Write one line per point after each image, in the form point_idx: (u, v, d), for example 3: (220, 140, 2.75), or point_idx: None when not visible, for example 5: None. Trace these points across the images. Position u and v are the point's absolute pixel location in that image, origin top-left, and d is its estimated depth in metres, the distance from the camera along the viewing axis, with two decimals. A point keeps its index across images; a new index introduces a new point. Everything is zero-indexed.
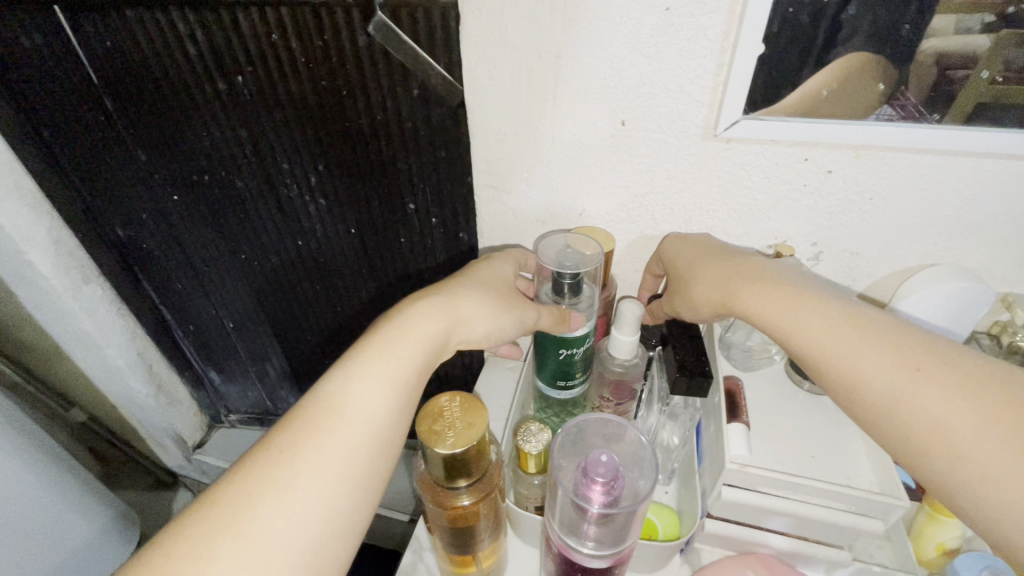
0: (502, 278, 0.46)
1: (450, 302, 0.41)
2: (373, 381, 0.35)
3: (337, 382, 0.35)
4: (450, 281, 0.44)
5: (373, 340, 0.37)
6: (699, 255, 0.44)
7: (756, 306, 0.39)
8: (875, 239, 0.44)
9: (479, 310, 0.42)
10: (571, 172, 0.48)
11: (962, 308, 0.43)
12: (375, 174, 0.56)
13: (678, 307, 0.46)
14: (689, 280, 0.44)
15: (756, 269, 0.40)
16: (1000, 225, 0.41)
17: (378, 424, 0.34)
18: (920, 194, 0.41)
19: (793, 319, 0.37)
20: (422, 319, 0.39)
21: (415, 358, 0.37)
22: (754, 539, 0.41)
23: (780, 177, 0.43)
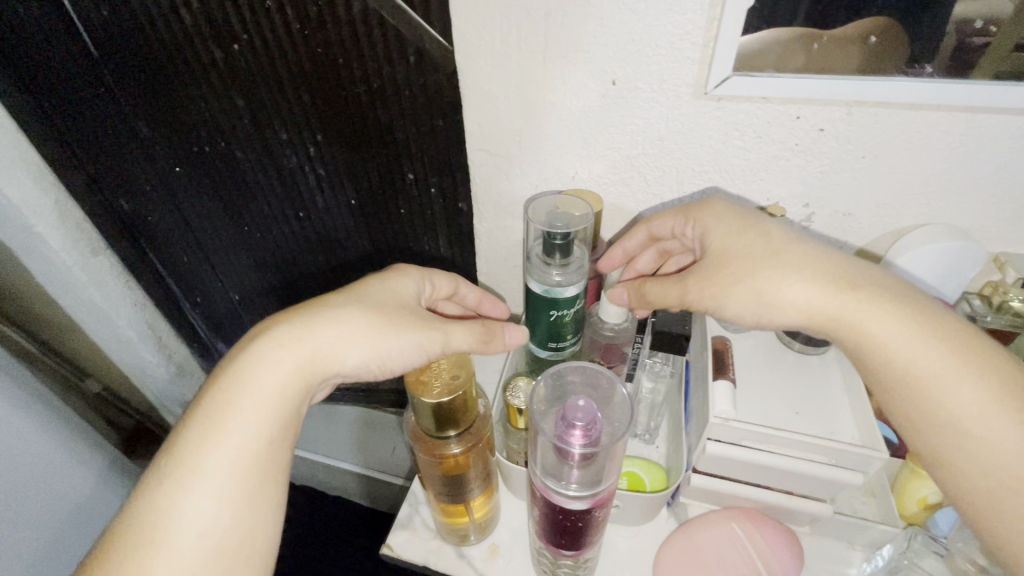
0: (393, 301, 0.40)
1: (303, 333, 0.36)
2: (199, 471, 0.32)
3: (177, 458, 0.32)
4: (314, 303, 0.38)
5: (213, 398, 0.34)
6: (770, 249, 0.38)
7: (885, 331, 0.34)
8: (867, 199, 0.44)
9: (342, 339, 0.36)
10: (563, 135, 0.48)
11: (951, 270, 0.43)
12: (374, 146, 0.56)
13: (729, 296, 0.39)
14: (772, 281, 0.37)
15: (874, 287, 0.36)
16: (994, 181, 0.41)
17: (238, 490, 0.32)
18: (913, 153, 0.40)
19: (945, 373, 0.33)
20: (259, 370, 0.34)
21: (263, 421, 0.34)
22: (737, 493, 0.43)
23: (772, 136, 0.42)
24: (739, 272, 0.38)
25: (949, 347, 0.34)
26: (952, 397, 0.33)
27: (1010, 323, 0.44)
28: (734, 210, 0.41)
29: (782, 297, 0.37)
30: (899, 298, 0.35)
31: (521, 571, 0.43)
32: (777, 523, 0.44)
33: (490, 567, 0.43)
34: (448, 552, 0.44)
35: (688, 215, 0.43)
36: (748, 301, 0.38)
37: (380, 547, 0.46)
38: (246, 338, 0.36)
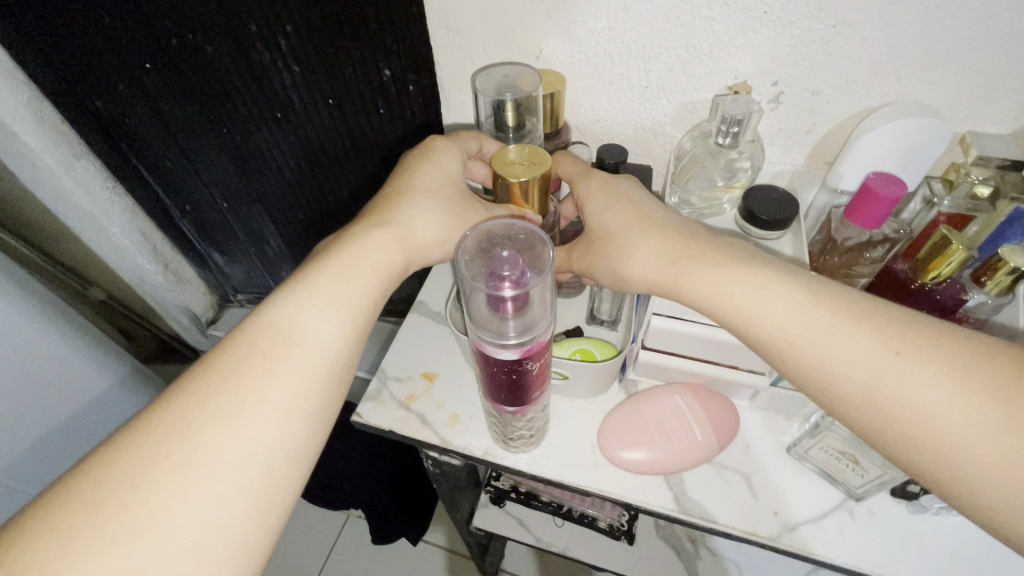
0: (442, 184, 0.44)
1: (406, 226, 0.41)
2: (325, 310, 0.36)
3: (263, 320, 0.36)
4: (380, 203, 0.42)
5: (304, 273, 0.38)
6: (632, 218, 0.40)
7: (712, 294, 0.36)
8: (835, 75, 0.42)
9: (426, 225, 0.42)
10: (525, 8, 0.45)
11: (913, 146, 0.42)
12: (343, 35, 0.54)
13: (620, 253, 0.40)
14: (619, 256, 0.40)
15: (701, 245, 0.38)
16: (972, 52, 0.38)
17: (333, 348, 0.36)
18: (885, 19, 0.38)
19: (752, 301, 0.35)
20: (366, 249, 0.39)
21: (352, 307, 0.37)
22: (682, 367, 0.45)
23: (740, 3, 0.40)
24: (602, 244, 0.41)
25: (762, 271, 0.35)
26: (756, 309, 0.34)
27: (966, 207, 0.42)
28: (613, 183, 0.43)
29: (628, 272, 0.40)
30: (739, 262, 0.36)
31: (481, 436, 0.47)
32: (718, 395, 0.47)
33: (451, 432, 0.47)
34: (412, 420, 0.48)
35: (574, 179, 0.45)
36: (609, 275, 0.41)
37: (352, 415, 0.49)
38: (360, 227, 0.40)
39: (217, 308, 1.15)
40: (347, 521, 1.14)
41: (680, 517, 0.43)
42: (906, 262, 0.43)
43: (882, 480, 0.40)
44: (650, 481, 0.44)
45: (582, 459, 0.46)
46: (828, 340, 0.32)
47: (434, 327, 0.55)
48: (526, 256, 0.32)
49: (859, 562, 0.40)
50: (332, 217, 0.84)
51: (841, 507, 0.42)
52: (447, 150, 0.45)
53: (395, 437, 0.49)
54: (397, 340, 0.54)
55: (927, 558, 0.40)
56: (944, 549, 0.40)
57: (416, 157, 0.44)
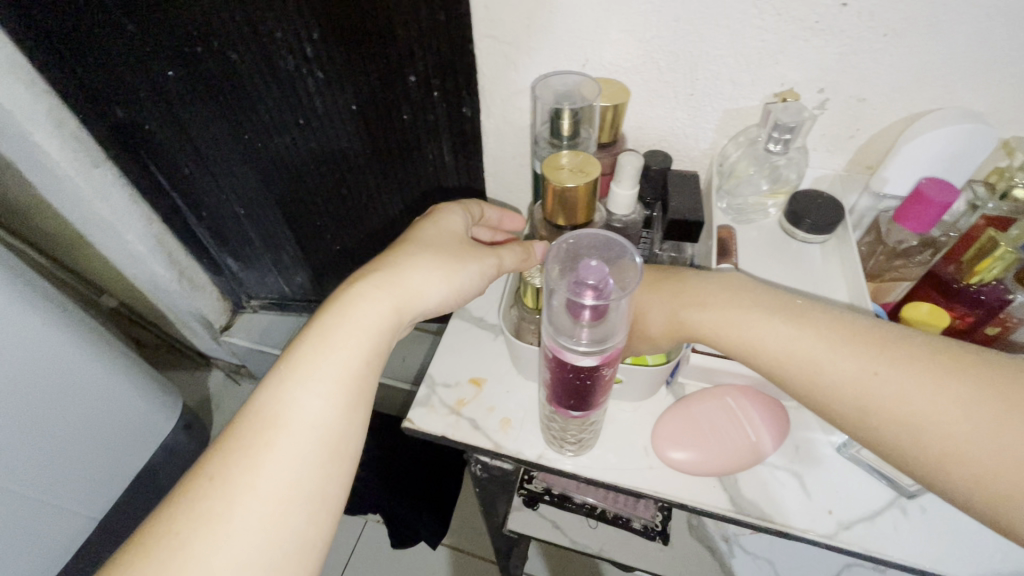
0: (438, 234, 0.45)
1: (397, 277, 0.41)
2: (313, 385, 0.37)
3: (267, 393, 0.37)
4: (381, 260, 0.42)
5: (293, 352, 0.38)
6: (678, 283, 0.40)
7: (775, 340, 0.35)
8: (881, 81, 0.43)
9: (427, 278, 0.41)
10: (572, 16, 0.46)
11: (959, 152, 0.43)
12: (374, 40, 0.54)
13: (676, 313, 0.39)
14: (674, 316, 0.39)
15: (759, 296, 0.37)
16: (1018, 58, 0.39)
17: (323, 428, 0.36)
18: (934, 27, 0.39)
19: (816, 349, 0.34)
20: (360, 306, 0.39)
21: (349, 375, 0.38)
22: (733, 370, 0.46)
23: (790, 12, 0.41)
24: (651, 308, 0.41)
25: (837, 330, 0.34)
26: (828, 368, 0.33)
27: (1006, 210, 0.43)
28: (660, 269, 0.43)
29: (689, 331, 0.39)
30: (792, 310, 0.36)
31: (532, 440, 0.48)
32: (768, 397, 0.47)
33: (503, 437, 0.48)
34: (463, 425, 0.49)
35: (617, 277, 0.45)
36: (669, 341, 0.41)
37: (403, 422, 0.49)
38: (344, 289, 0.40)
39: (230, 315, 1.14)
40: (366, 526, 1.14)
41: (736, 517, 0.43)
42: (951, 265, 0.45)
43: None
44: (704, 482, 0.45)
45: (635, 462, 0.46)
46: (898, 399, 0.31)
47: (477, 333, 0.55)
48: (611, 264, 0.33)
49: (914, 558, 0.41)
50: (354, 223, 0.84)
51: (894, 504, 0.43)
52: (450, 209, 0.48)
53: (446, 443, 0.49)
54: (442, 346, 0.54)
55: (980, 554, 0.41)
56: (997, 544, 0.41)
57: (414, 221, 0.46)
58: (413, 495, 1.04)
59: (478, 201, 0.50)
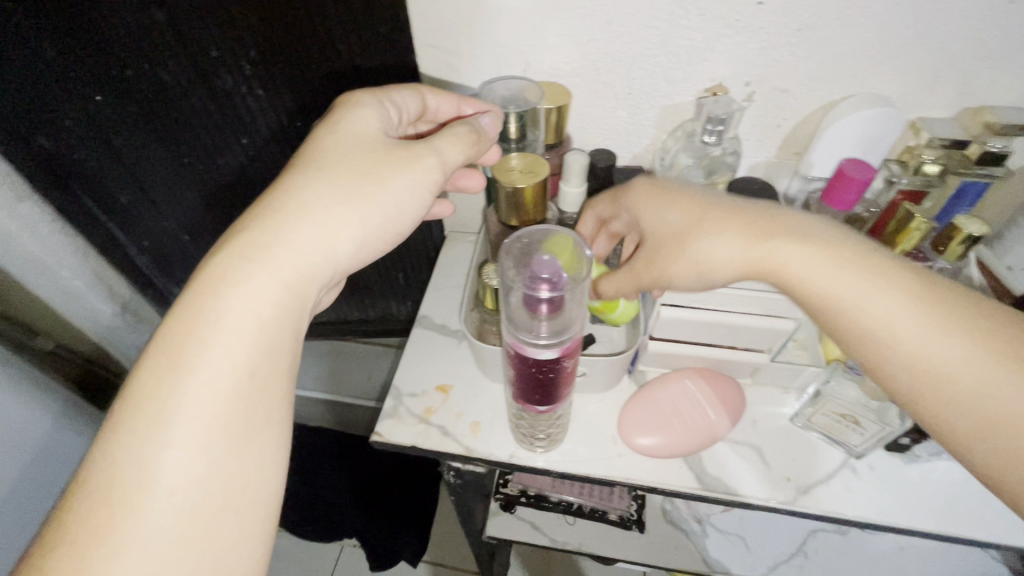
0: (336, 154, 0.36)
1: (275, 235, 0.32)
2: (178, 418, 0.28)
3: (133, 411, 0.28)
4: (254, 214, 0.34)
5: (149, 368, 0.29)
6: (698, 212, 0.38)
7: (812, 271, 0.34)
8: (801, 73, 0.46)
9: (320, 225, 0.34)
10: (510, 23, 0.47)
11: (875, 134, 0.47)
12: (311, 48, 0.53)
13: (705, 254, 0.37)
14: (700, 245, 0.37)
15: (812, 229, 0.36)
16: (916, 47, 0.43)
17: (206, 468, 0.28)
18: (842, 21, 0.42)
19: (852, 285, 0.33)
20: (235, 285, 0.31)
21: (246, 364, 0.30)
22: (689, 353, 0.48)
23: (714, 12, 0.43)
24: (674, 245, 0.39)
25: (871, 265, 0.33)
26: (874, 312, 0.33)
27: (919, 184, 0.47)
28: (657, 185, 0.41)
29: (717, 260, 0.37)
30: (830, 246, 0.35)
31: (503, 441, 0.48)
32: (724, 376, 0.49)
33: (474, 440, 0.48)
34: (433, 433, 0.48)
35: (615, 198, 0.44)
36: (690, 273, 0.38)
37: (371, 436, 0.49)
38: (210, 263, 0.32)
39: None
40: (342, 553, 1.10)
41: (704, 494, 0.45)
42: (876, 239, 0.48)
43: (880, 436, 0.44)
44: (672, 465, 0.46)
45: (605, 452, 0.47)
46: (936, 351, 0.31)
47: (440, 340, 0.55)
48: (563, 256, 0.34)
49: (868, 514, 0.44)
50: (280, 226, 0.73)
51: (845, 466, 0.46)
52: (364, 106, 0.40)
53: (416, 453, 0.48)
54: (406, 356, 0.54)
55: (923, 502, 0.44)
56: (939, 491, 0.44)
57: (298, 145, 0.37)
58: (389, 514, 1.02)
59: (420, 84, 0.44)
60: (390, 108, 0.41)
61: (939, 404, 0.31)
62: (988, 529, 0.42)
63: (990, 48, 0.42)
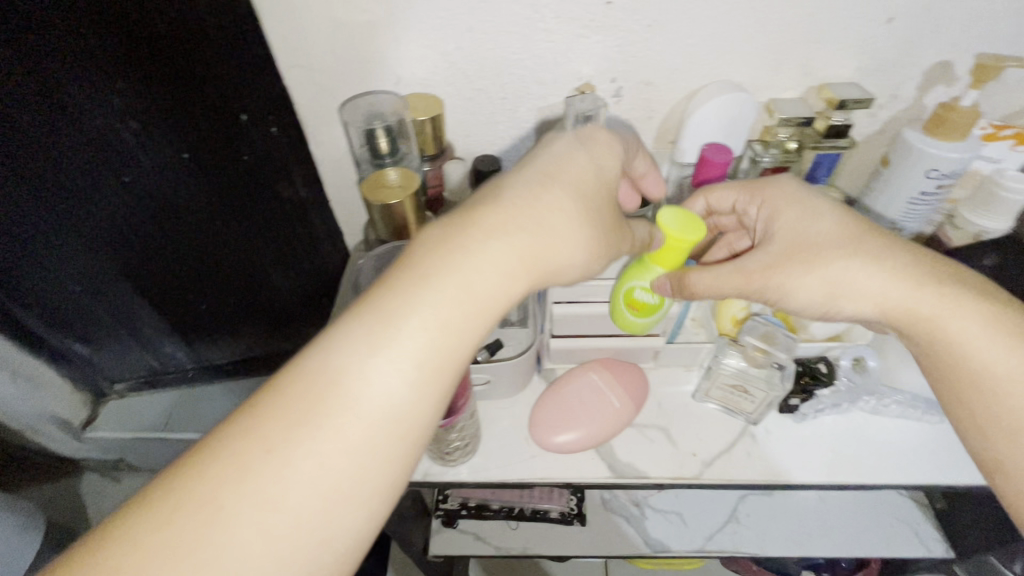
0: (532, 184, 0.35)
1: (461, 259, 0.30)
2: (313, 457, 0.26)
3: (219, 460, 0.25)
4: (406, 261, 0.30)
5: (295, 393, 0.27)
6: (844, 234, 0.38)
7: (946, 311, 0.36)
8: (660, 66, 0.48)
9: (504, 269, 0.31)
10: (375, 38, 0.47)
11: (733, 118, 0.49)
12: (197, 71, 0.46)
13: (787, 286, 0.39)
14: (837, 274, 0.38)
15: (934, 271, 0.37)
16: (757, 34, 0.46)
17: (305, 523, 0.25)
18: (687, 15, 0.45)
19: (946, 315, 0.35)
20: (410, 311, 0.28)
21: (359, 457, 0.26)
22: (590, 346, 0.49)
23: (569, 14, 0.44)
24: (807, 258, 0.38)
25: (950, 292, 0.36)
26: (950, 329, 0.35)
27: (782, 159, 0.51)
28: (800, 194, 0.41)
29: (828, 283, 0.38)
30: (928, 269, 0.37)
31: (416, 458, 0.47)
32: (626, 364, 0.51)
33: None
34: None
35: (755, 189, 0.43)
36: (817, 290, 0.38)
37: None
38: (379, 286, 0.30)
39: None
40: None
41: (617, 482, 0.46)
42: None
43: (768, 401, 0.46)
44: (585, 457, 0.47)
45: (521, 455, 0.48)
46: (999, 375, 0.34)
47: None
48: None
49: (769, 476, 0.46)
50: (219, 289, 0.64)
51: (745, 433, 0.48)
52: (573, 146, 0.38)
53: None
54: None
55: (815, 456, 0.47)
56: (830, 445, 0.47)
57: (541, 163, 0.37)
58: None
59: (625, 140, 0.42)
60: (589, 138, 0.40)
61: (978, 411, 0.35)
62: (871, 472, 0.46)
63: (819, 30, 0.46)
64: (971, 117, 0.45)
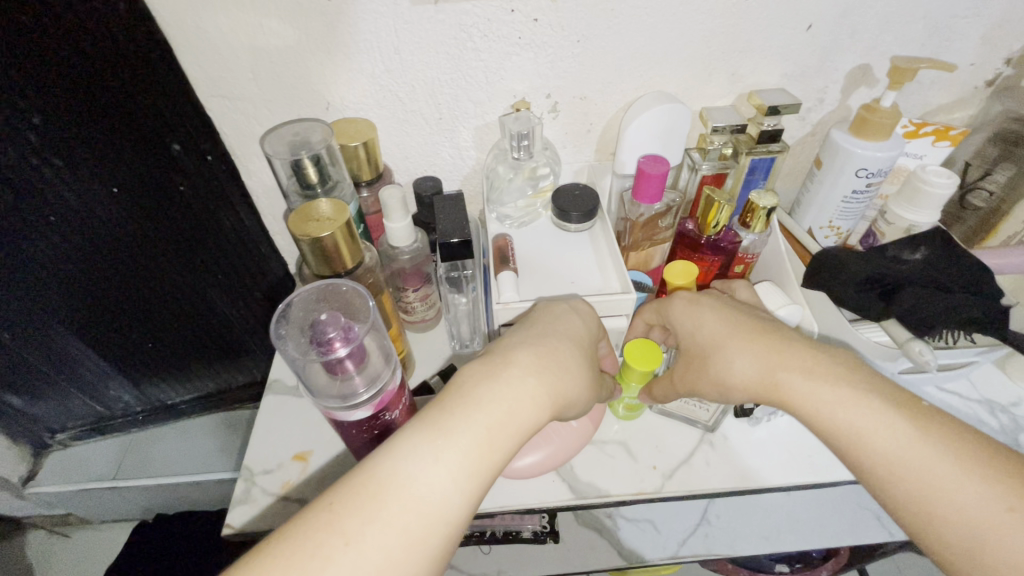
0: (556, 320, 0.37)
1: (502, 386, 0.32)
2: (375, 556, 0.26)
3: (285, 548, 0.25)
4: (460, 377, 0.32)
5: (368, 492, 0.27)
6: (723, 332, 0.39)
7: (819, 396, 0.35)
8: (593, 81, 0.48)
9: (535, 405, 0.32)
10: (300, 66, 0.45)
11: (669, 129, 0.50)
12: (122, 103, 0.44)
13: (696, 389, 0.42)
14: (721, 375, 0.39)
15: (793, 357, 0.37)
16: (685, 46, 0.47)
17: None
18: (614, 30, 0.45)
19: (821, 393, 0.35)
20: (463, 431, 0.30)
21: (415, 568, 0.27)
22: None
23: (495, 33, 0.44)
24: (700, 361, 0.40)
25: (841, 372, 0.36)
26: (817, 400, 0.35)
27: (719, 166, 0.51)
28: (694, 300, 0.42)
29: (724, 381, 0.39)
30: (813, 355, 0.37)
31: None
32: None
33: None
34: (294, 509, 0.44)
35: (658, 307, 0.45)
36: (711, 388, 0.40)
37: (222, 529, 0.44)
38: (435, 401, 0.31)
39: None
40: None
41: (578, 503, 0.45)
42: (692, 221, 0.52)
43: (721, 407, 0.46)
44: (545, 480, 0.46)
45: None
46: (866, 436, 0.33)
47: (292, 403, 0.51)
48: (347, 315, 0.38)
49: (728, 482, 0.46)
50: (156, 323, 0.61)
51: (703, 441, 0.48)
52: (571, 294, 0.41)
53: None
54: (257, 431, 0.49)
55: (771, 459, 0.47)
56: (785, 446, 0.48)
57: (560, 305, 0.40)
58: None
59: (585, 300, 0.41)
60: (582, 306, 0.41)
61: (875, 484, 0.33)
62: (825, 470, 0.46)
63: (744, 40, 0.46)
64: (893, 119, 0.47)
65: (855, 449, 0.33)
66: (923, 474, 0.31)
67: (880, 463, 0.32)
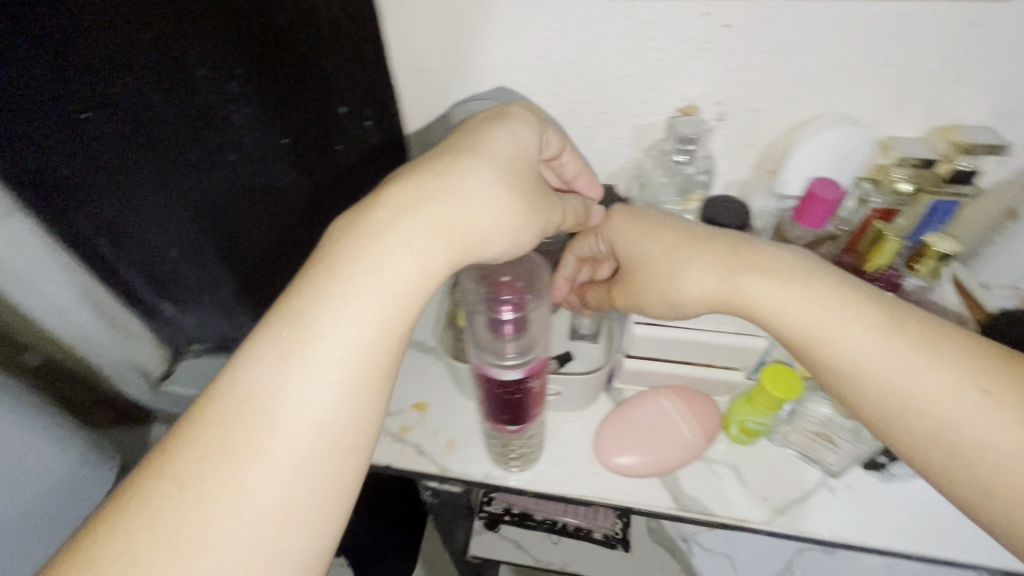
0: (477, 162, 0.34)
1: (384, 247, 0.31)
2: (265, 446, 0.27)
3: (177, 460, 0.27)
4: (324, 247, 0.31)
5: (230, 401, 0.28)
6: (703, 242, 0.39)
7: (835, 327, 0.34)
8: (771, 94, 0.47)
9: (435, 245, 0.32)
10: (488, 48, 0.48)
11: (843, 153, 0.47)
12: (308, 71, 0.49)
13: (644, 303, 0.41)
14: (725, 270, 0.38)
15: (771, 263, 0.37)
16: (883, 68, 0.44)
17: (267, 504, 0.27)
18: (808, 45, 0.43)
19: (834, 320, 0.34)
20: (336, 295, 0.30)
21: (312, 440, 0.28)
22: (665, 371, 0.48)
23: (683, 35, 0.44)
24: (658, 268, 0.40)
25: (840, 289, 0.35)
26: (820, 324, 0.35)
27: (891, 200, 0.47)
28: (642, 217, 0.43)
29: (683, 296, 0.39)
30: (793, 269, 0.36)
31: (479, 458, 0.48)
32: (698, 392, 0.49)
33: (450, 458, 0.48)
34: (409, 451, 0.48)
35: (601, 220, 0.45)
36: (661, 303, 0.40)
37: None
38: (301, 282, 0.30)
39: None
40: (329, 570, 1.09)
41: (679, 514, 0.45)
42: (849, 253, 0.47)
43: (853, 454, 0.43)
44: (648, 484, 0.46)
45: (582, 470, 0.47)
46: (901, 378, 0.33)
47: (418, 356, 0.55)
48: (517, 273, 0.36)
49: (844, 533, 0.43)
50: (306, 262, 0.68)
51: (822, 485, 0.46)
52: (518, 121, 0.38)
53: (394, 472, 0.48)
54: None
55: (897, 519, 0.44)
56: (916, 511, 0.44)
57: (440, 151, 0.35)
58: None
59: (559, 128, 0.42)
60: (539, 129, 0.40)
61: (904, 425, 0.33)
62: (960, 547, 0.42)
63: (955, 69, 0.43)
64: None
65: (897, 390, 0.33)
66: (953, 420, 0.31)
67: (912, 410, 0.32)
